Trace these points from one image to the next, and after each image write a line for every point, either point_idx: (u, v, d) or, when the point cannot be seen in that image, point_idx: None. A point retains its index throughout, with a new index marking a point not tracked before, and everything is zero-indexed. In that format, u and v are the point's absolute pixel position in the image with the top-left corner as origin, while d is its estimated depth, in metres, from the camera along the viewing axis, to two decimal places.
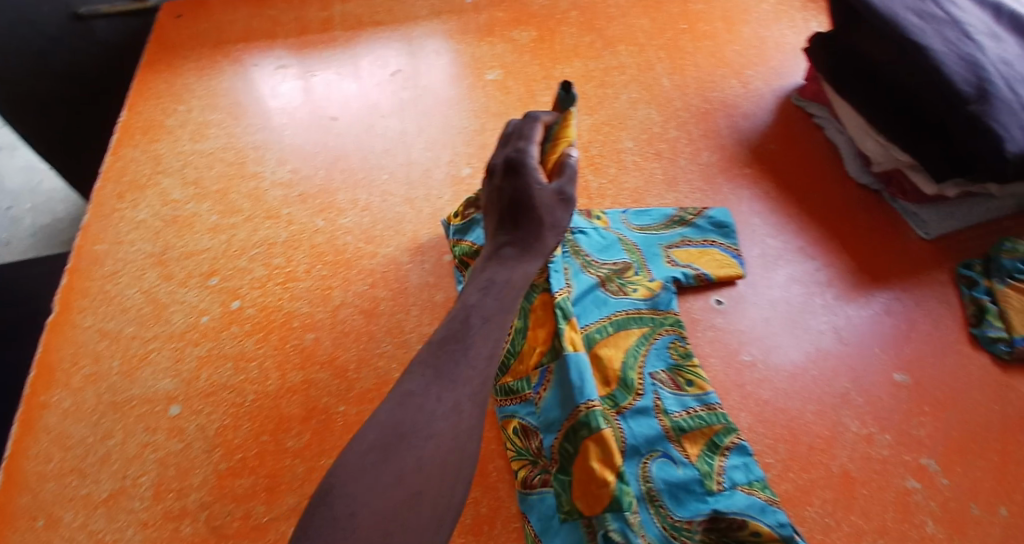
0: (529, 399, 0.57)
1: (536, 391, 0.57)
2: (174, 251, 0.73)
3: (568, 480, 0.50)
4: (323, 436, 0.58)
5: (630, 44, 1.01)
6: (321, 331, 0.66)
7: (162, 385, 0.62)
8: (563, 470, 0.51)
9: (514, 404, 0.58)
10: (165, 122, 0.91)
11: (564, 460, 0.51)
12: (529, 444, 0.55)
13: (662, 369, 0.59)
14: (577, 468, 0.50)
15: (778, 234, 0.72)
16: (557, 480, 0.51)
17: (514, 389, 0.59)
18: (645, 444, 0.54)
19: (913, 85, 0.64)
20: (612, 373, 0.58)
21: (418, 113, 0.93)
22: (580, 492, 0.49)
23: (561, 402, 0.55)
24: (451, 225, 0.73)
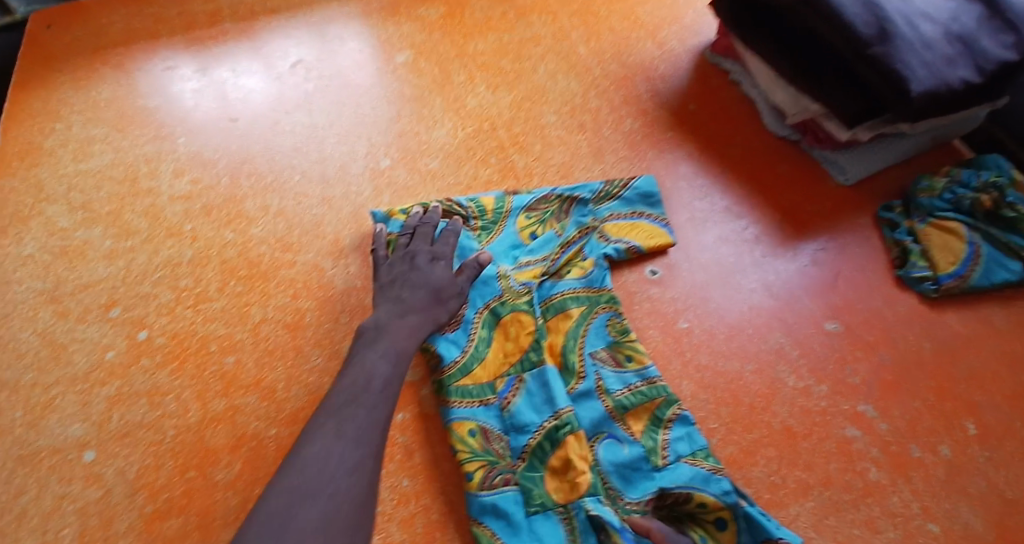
0: (495, 405, 0.55)
1: (504, 398, 0.55)
2: (68, 285, 0.67)
3: (540, 476, 0.51)
4: (257, 463, 0.54)
5: (543, 13, 0.98)
6: (243, 351, 0.61)
7: (71, 432, 0.56)
8: (531, 467, 0.51)
9: (471, 407, 0.55)
10: (45, 144, 0.82)
11: (535, 458, 0.52)
12: (490, 445, 0.53)
13: (601, 347, 0.59)
14: (551, 465, 0.51)
15: (706, 195, 0.72)
16: (525, 478, 0.51)
17: (473, 392, 0.56)
18: (591, 427, 0.53)
19: (818, 31, 0.63)
20: (555, 360, 0.58)
21: (326, 105, 0.87)
22: (556, 485, 0.50)
23: (535, 406, 0.54)
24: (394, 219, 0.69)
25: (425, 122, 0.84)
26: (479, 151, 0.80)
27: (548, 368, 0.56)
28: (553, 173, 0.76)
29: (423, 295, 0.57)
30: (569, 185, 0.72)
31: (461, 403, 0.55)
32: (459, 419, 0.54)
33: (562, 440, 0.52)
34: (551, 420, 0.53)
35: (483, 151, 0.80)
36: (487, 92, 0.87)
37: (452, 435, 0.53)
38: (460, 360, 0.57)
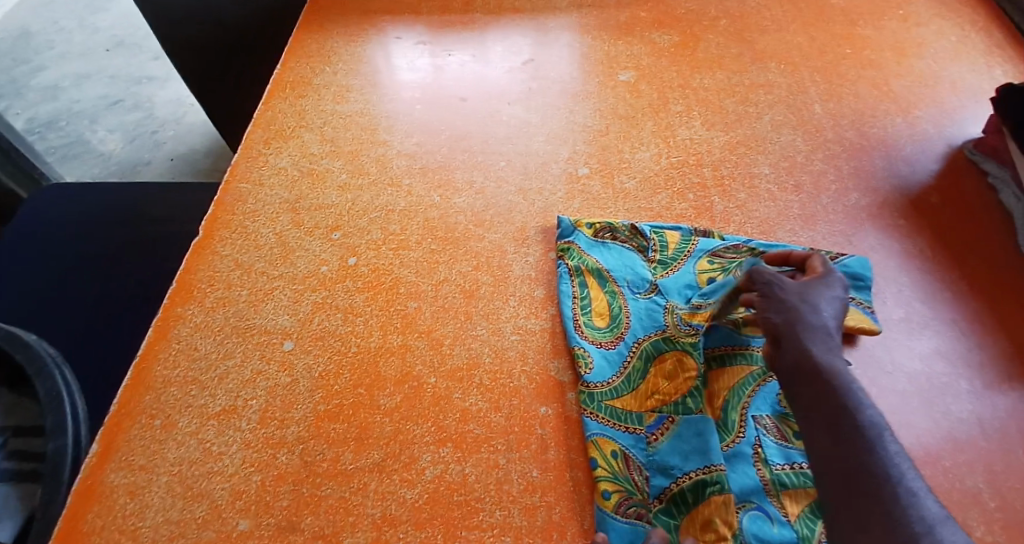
0: (642, 437, 0.57)
1: (651, 432, 0.57)
2: (306, 202, 0.78)
3: (674, 524, 0.51)
4: (414, 402, 0.60)
5: (781, 62, 0.95)
6: (424, 301, 0.68)
7: (280, 320, 0.66)
8: (666, 512, 0.52)
9: (617, 431, 0.57)
10: (312, 80, 0.96)
11: (674, 504, 0.52)
12: (629, 473, 0.54)
13: (766, 415, 0.58)
14: (690, 518, 0.51)
15: (926, 300, 0.68)
16: (658, 520, 0.52)
17: (621, 416, 0.58)
18: (740, 493, 0.52)
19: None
20: (713, 412, 0.58)
21: (544, 104, 0.93)
22: (690, 538, 0.50)
23: (682, 451, 0.55)
24: (580, 232, 0.74)
25: (632, 142, 0.86)
26: (678, 183, 0.81)
27: (705, 419, 0.56)
28: (753, 226, 0.75)
29: None
30: (766, 241, 0.72)
31: (609, 424, 0.58)
32: (603, 437, 0.57)
33: (707, 496, 0.52)
34: (699, 472, 0.53)
35: (683, 184, 0.80)
36: (701, 127, 0.87)
37: (592, 450, 0.56)
38: (611, 384, 0.60)
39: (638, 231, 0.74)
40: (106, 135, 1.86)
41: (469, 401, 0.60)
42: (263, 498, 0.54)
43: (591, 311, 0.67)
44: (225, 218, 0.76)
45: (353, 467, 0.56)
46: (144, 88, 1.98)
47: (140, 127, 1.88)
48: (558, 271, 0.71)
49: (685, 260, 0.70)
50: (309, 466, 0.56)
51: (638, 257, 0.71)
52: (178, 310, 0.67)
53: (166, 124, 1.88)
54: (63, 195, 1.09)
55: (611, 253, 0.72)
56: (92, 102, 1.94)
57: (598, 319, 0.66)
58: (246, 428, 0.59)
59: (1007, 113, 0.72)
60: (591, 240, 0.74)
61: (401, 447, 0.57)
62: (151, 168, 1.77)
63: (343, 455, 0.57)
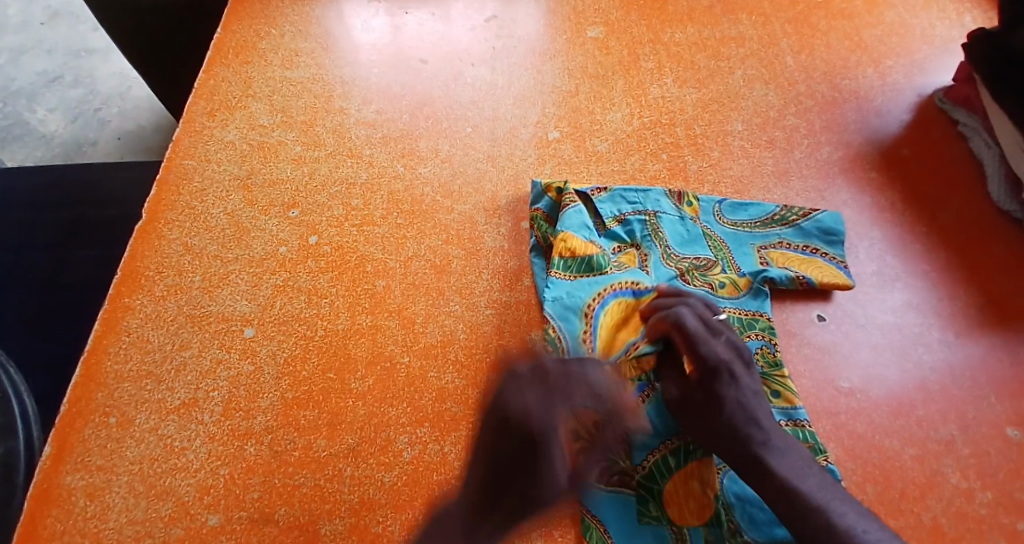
0: None
1: (633, 400, 0.55)
2: (259, 178, 0.73)
3: (657, 489, 0.52)
4: (387, 383, 0.58)
5: (753, 14, 0.93)
6: (392, 279, 0.65)
7: (238, 306, 0.63)
8: (650, 478, 0.52)
9: None
10: (258, 45, 0.90)
11: (656, 471, 0.52)
12: None
13: None
14: (672, 483, 0.51)
15: (898, 253, 0.68)
16: (642, 487, 0.52)
17: None
18: None
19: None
20: None
21: (510, 64, 0.88)
22: (673, 502, 0.51)
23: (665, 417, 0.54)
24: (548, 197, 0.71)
25: (602, 103, 0.83)
26: (651, 144, 0.78)
27: None
28: (728, 186, 0.73)
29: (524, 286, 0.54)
30: (738, 201, 0.71)
31: None
32: None
33: (688, 460, 0.52)
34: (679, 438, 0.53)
35: (656, 145, 0.78)
36: (673, 84, 0.84)
37: None
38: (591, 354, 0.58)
39: (611, 190, 0.71)
40: (45, 114, 1.74)
41: (445, 380, 0.58)
42: (232, 493, 0.52)
43: None
44: (171, 199, 0.71)
45: (327, 454, 0.53)
46: (84, 62, 1.85)
47: (83, 104, 1.76)
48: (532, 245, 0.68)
49: (657, 215, 0.69)
50: (279, 456, 0.53)
51: (615, 216, 0.69)
52: (125, 301, 0.63)
53: (110, 101, 1.76)
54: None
55: (572, 207, 0.68)
56: (27, 78, 1.81)
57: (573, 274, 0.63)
58: (210, 421, 0.55)
59: (977, 59, 0.72)
60: (557, 204, 0.70)
61: (376, 431, 0.55)
62: (98, 150, 1.68)
63: (315, 443, 0.54)
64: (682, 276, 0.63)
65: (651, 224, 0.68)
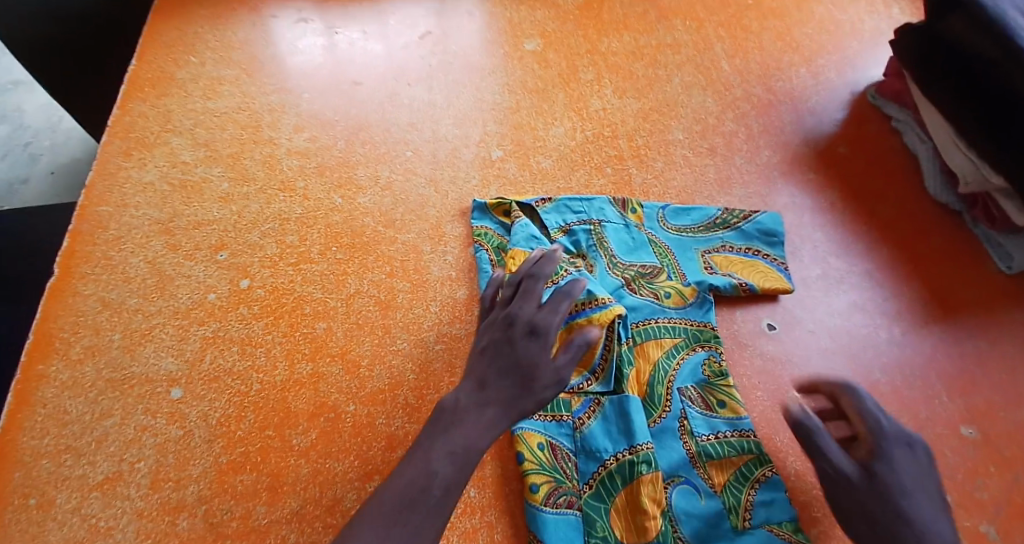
0: (568, 423, 0.53)
1: (577, 417, 0.53)
2: (182, 220, 0.68)
3: (602, 508, 0.48)
4: (330, 437, 0.54)
5: (687, 19, 0.92)
6: (334, 320, 0.61)
7: (164, 365, 0.58)
8: (596, 496, 0.49)
9: (542, 421, 0.53)
10: (177, 74, 0.84)
11: (601, 488, 0.49)
12: (557, 463, 0.51)
13: (692, 385, 0.56)
14: (619, 500, 0.48)
15: (842, 253, 0.68)
16: (588, 506, 0.49)
17: (546, 404, 0.54)
18: (669, 468, 0.50)
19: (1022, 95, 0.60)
20: (639, 386, 0.55)
21: (447, 82, 0.86)
22: (621, 519, 0.48)
23: (609, 434, 0.52)
24: (494, 214, 0.71)
25: (544, 118, 0.81)
26: (595, 158, 0.76)
27: (630, 398, 0.53)
28: (673, 196, 0.72)
29: (511, 380, 0.48)
30: (682, 205, 0.70)
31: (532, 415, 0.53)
32: (528, 429, 0.52)
33: (636, 476, 0.49)
34: (626, 453, 0.50)
35: (600, 158, 0.76)
36: (613, 95, 0.83)
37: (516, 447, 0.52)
38: None
39: (555, 201, 0.70)
40: None
41: (395, 425, 0.55)
42: None
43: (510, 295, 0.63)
44: (85, 250, 0.66)
45: (267, 522, 0.49)
46: (8, 96, 1.73)
47: (11, 140, 1.64)
48: (478, 261, 0.67)
49: (599, 224, 0.68)
50: (215, 530, 0.49)
51: (561, 225, 0.68)
52: (39, 369, 0.57)
53: (40, 134, 1.65)
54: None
55: (519, 223, 0.67)
56: None
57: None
58: (137, 495, 0.51)
59: (902, 54, 0.72)
60: (506, 222, 0.70)
61: (321, 491, 0.51)
62: (30, 188, 1.56)
63: (255, 510, 0.50)
64: (628, 285, 0.62)
65: (596, 233, 0.67)
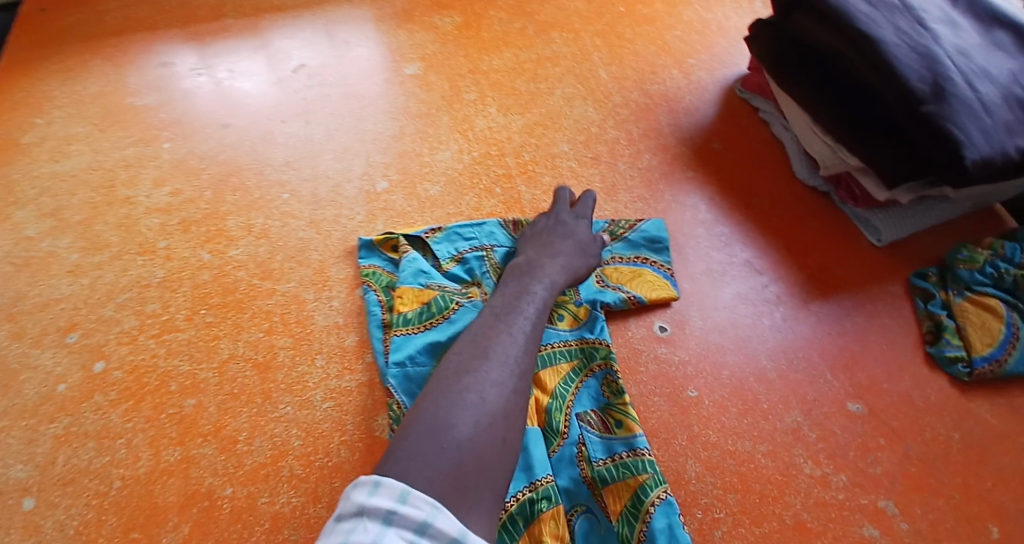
0: None
1: None
2: (28, 302, 0.61)
3: None
4: (206, 527, 0.49)
5: (565, 30, 0.93)
6: (204, 395, 0.56)
7: (12, 473, 0.51)
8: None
9: None
10: (21, 140, 0.77)
11: (504, 533, 0.47)
12: None
13: (591, 409, 0.54)
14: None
15: (726, 247, 0.68)
16: None
17: None
18: (568, 500, 0.50)
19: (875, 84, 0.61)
20: (538, 415, 0.53)
21: (323, 116, 0.82)
22: None
23: (510, 472, 0.49)
24: (383, 252, 0.67)
25: (429, 143, 0.79)
26: (483, 179, 0.75)
27: (530, 431, 0.51)
28: None
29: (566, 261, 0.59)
30: None
31: None
32: None
33: (539, 514, 0.47)
34: (526, 491, 0.48)
35: (488, 179, 0.75)
36: (498, 113, 0.82)
37: None
38: None
39: (446, 229, 0.67)
40: None
41: (279, 503, 0.50)
42: None
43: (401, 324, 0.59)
44: None
45: None
46: None
47: None
48: (367, 303, 0.63)
49: (492, 251, 0.66)
50: None
51: (452, 256, 0.65)
52: None
53: None
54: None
55: (408, 257, 0.64)
56: None
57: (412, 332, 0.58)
58: None
59: (757, 47, 0.73)
60: (395, 258, 0.67)
61: None
62: None
63: None
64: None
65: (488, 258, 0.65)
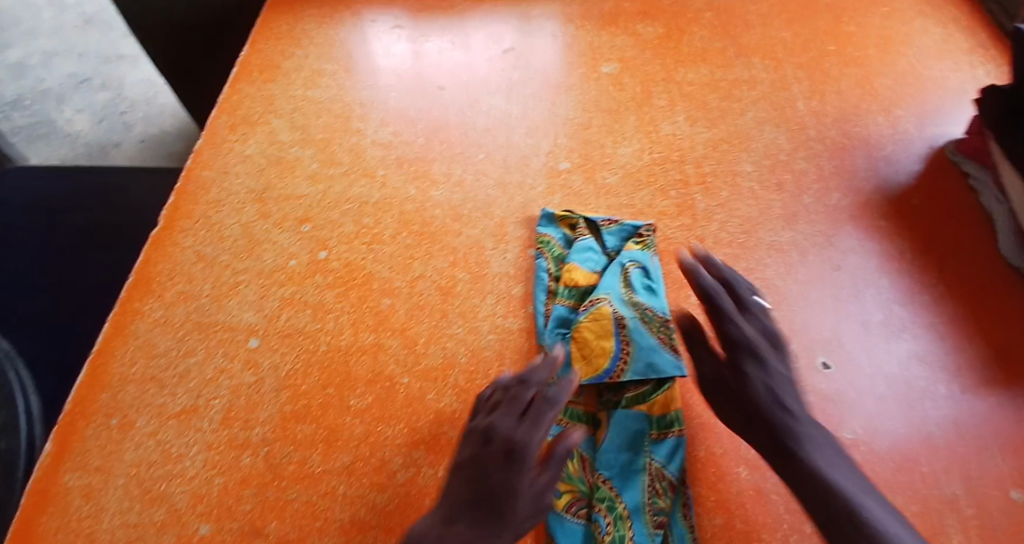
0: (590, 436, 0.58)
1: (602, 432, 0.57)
2: (273, 192, 0.76)
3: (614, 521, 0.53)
4: (385, 402, 0.59)
5: (766, 57, 0.94)
6: (398, 298, 0.67)
7: (245, 317, 0.64)
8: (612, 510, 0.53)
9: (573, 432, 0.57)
10: (282, 64, 0.92)
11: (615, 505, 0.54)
12: (585, 474, 0.55)
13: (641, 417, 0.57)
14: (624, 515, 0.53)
15: (903, 302, 0.68)
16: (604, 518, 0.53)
17: (581, 418, 0.59)
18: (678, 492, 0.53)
19: None
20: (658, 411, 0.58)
21: (525, 93, 0.90)
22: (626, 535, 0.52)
23: (628, 445, 0.55)
24: (560, 227, 0.73)
25: (614, 136, 0.84)
26: (660, 179, 0.79)
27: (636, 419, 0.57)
28: (735, 226, 0.74)
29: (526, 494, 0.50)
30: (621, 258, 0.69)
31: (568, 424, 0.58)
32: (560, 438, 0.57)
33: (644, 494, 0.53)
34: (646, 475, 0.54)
35: (665, 181, 0.79)
36: (684, 123, 0.86)
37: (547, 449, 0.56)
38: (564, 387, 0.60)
39: (620, 223, 0.73)
40: (72, 115, 1.84)
41: (444, 402, 0.59)
42: (225, 503, 0.53)
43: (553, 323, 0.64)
44: (188, 207, 0.73)
45: (321, 471, 0.54)
46: (113, 67, 1.96)
47: (109, 107, 1.86)
48: (536, 268, 0.69)
49: (634, 266, 0.67)
50: (274, 469, 0.54)
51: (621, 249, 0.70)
52: (135, 305, 0.65)
53: (136, 105, 1.86)
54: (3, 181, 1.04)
55: (582, 240, 0.70)
56: (57, 81, 1.92)
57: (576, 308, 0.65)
58: (208, 429, 0.57)
59: (990, 116, 0.72)
60: (570, 235, 0.73)
61: (372, 450, 0.56)
62: (121, 151, 1.76)
63: (311, 458, 0.55)
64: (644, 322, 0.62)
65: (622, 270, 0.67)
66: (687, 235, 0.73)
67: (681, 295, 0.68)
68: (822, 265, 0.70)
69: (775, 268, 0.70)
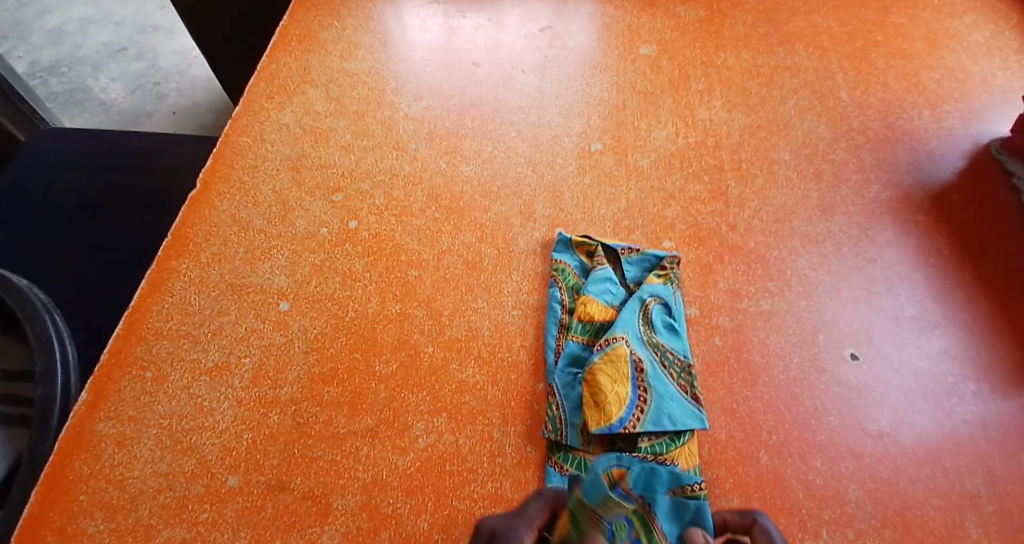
0: None
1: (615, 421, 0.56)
2: (308, 160, 0.77)
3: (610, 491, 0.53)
4: (410, 370, 0.60)
5: (810, 45, 0.92)
6: (425, 270, 0.67)
7: (277, 280, 0.66)
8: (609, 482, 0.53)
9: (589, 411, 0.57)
10: (320, 35, 0.93)
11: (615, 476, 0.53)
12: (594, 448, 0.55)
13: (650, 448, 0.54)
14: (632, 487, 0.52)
15: (937, 298, 0.66)
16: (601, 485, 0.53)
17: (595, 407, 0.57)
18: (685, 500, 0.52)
19: None
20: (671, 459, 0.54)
21: (560, 73, 0.90)
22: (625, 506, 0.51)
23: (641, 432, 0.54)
24: (575, 254, 0.69)
25: (648, 120, 0.83)
26: (693, 164, 0.78)
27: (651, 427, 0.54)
28: (768, 214, 0.73)
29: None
30: (643, 291, 0.64)
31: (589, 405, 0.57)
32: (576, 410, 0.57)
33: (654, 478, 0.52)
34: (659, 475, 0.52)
35: (698, 166, 0.78)
36: (721, 108, 0.85)
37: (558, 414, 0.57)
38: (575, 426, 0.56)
39: (642, 252, 0.69)
40: (108, 83, 1.87)
41: (466, 373, 0.60)
42: (253, 457, 0.54)
43: (565, 363, 0.60)
44: (224, 172, 0.75)
45: (346, 431, 0.56)
46: (148, 38, 1.99)
47: (144, 77, 1.89)
48: (549, 299, 0.65)
49: (654, 302, 0.63)
50: (301, 427, 0.56)
51: (641, 281, 0.67)
52: (172, 264, 0.67)
53: (169, 76, 1.89)
54: (34, 142, 1.05)
55: (601, 270, 0.66)
56: (94, 50, 1.96)
57: (590, 345, 0.61)
58: (239, 386, 0.58)
59: None
60: (587, 264, 0.68)
61: (395, 415, 0.57)
62: (153, 121, 1.79)
63: (336, 419, 0.56)
64: (662, 366, 0.59)
65: (644, 309, 0.62)
66: (718, 221, 0.72)
67: (708, 281, 0.67)
68: (856, 258, 0.69)
69: (807, 258, 0.69)
